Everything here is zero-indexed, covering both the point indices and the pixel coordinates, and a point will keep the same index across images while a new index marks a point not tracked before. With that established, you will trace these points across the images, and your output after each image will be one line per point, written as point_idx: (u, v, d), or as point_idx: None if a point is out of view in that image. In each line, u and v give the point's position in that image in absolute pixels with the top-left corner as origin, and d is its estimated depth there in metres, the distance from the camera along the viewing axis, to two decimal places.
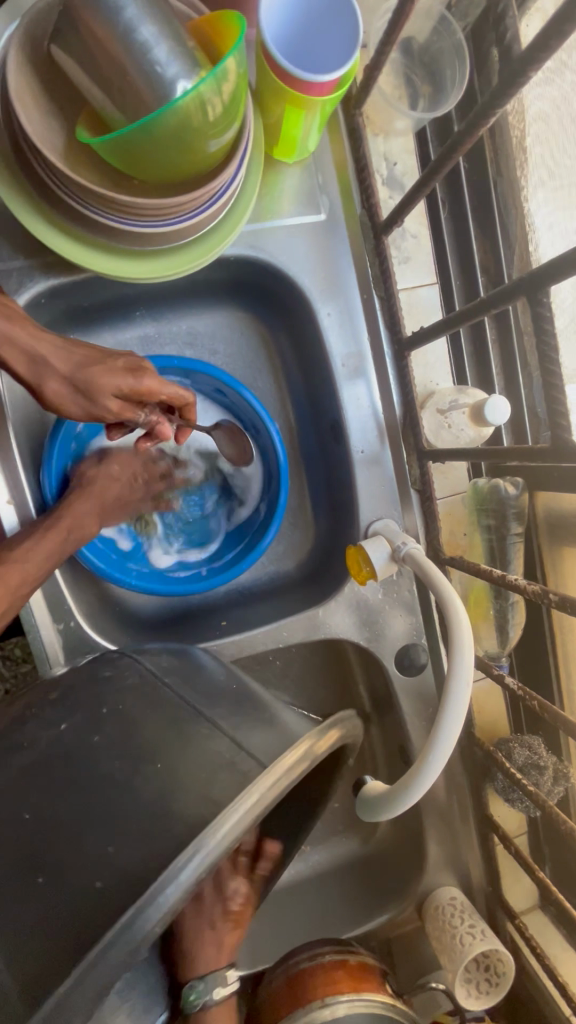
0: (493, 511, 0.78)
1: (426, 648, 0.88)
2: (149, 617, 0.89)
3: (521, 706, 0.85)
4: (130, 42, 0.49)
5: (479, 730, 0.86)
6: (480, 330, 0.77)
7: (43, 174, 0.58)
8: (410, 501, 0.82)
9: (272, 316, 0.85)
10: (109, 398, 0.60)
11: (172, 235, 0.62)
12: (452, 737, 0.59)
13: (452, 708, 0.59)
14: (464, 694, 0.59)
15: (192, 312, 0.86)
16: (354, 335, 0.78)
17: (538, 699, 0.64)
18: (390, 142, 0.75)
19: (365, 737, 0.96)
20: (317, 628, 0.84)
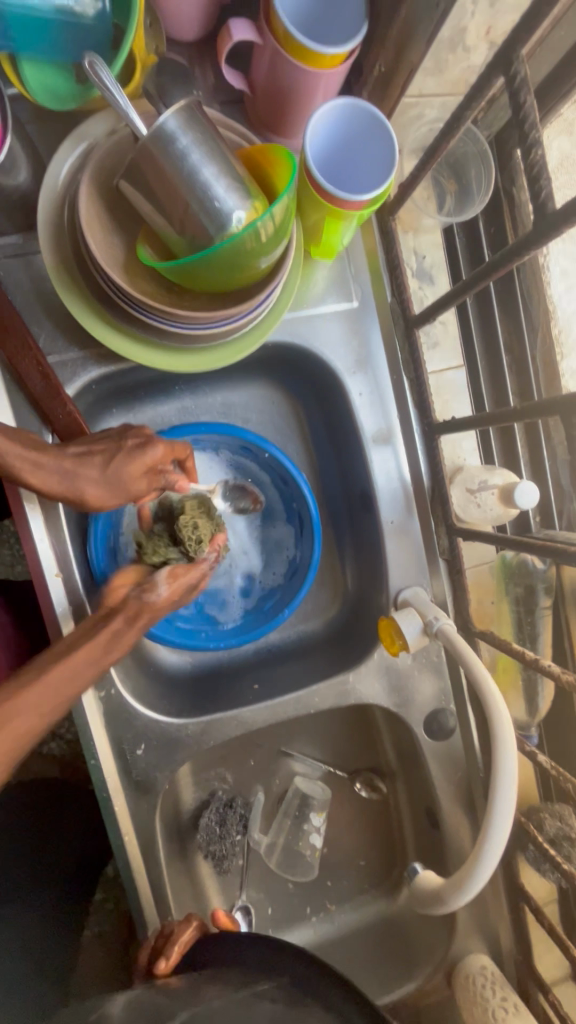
0: (521, 581, 0.81)
1: (454, 714, 0.90)
2: (183, 678, 0.92)
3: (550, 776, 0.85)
4: (194, 183, 0.54)
5: None
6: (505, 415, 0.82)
7: (104, 284, 0.63)
8: (439, 569, 0.85)
9: (303, 390, 0.90)
10: (133, 480, 0.64)
11: (218, 334, 0.67)
12: (504, 807, 0.63)
13: (503, 796, 0.63)
14: (511, 785, 0.63)
15: (227, 388, 0.90)
16: (384, 413, 0.82)
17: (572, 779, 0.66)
18: (419, 238, 0.80)
19: (391, 795, 1.04)
20: (347, 694, 0.87)
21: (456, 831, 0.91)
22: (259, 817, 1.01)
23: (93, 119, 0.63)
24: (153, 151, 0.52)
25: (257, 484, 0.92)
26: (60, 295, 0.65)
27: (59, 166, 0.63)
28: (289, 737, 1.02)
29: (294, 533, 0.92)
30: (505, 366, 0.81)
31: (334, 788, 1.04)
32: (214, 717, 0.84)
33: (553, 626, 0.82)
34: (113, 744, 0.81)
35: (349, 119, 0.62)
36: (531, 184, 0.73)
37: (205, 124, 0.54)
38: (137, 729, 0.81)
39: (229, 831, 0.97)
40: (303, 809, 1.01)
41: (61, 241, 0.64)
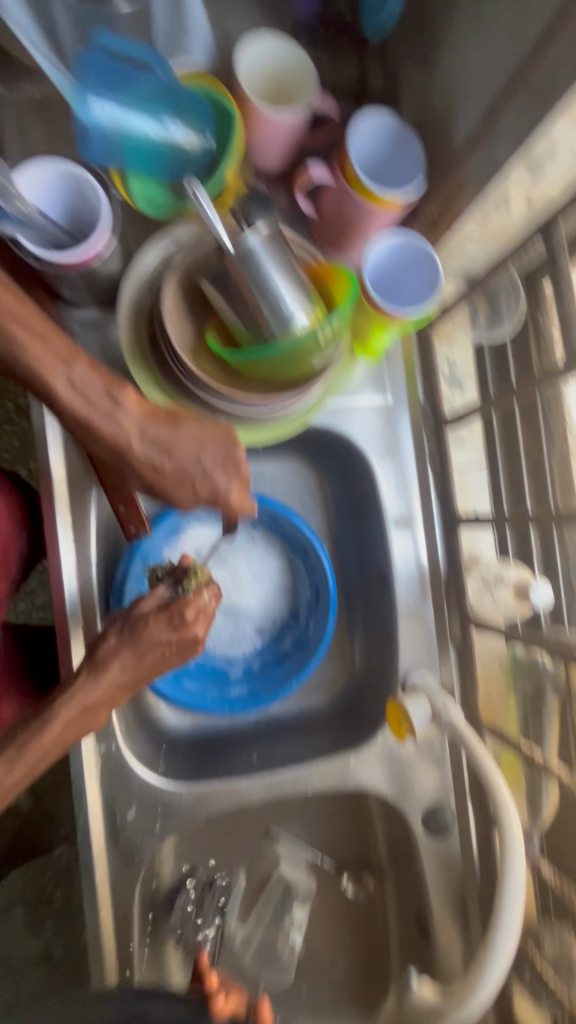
0: (529, 679, 0.81)
1: (454, 812, 0.87)
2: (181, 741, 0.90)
3: (550, 894, 0.77)
4: (268, 289, 0.63)
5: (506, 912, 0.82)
6: None
7: (170, 361, 0.70)
8: (449, 656, 0.86)
9: (331, 468, 0.96)
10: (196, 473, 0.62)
11: (266, 415, 0.73)
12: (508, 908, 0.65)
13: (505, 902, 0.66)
14: (512, 888, 0.66)
15: (259, 461, 0.96)
16: (406, 500, 0.88)
17: None
18: (452, 349, 0.88)
19: (379, 895, 0.98)
20: (347, 777, 0.85)
21: (447, 943, 0.86)
22: (237, 906, 0.95)
23: (180, 224, 0.73)
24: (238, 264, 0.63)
25: (278, 553, 0.95)
26: (132, 371, 0.73)
27: (145, 259, 0.72)
28: (279, 818, 0.98)
29: (309, 604, 0.94)
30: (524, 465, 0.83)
31: (319, 881, 0.99)
32: (211, 785, 0.83)
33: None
34: (104, 805, 0.79)
35: (403, 248, 0.73)
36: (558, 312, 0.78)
37: (282, 247, 0.64)
38: (131, 790, 0.80)
39: (205, 917, 0.91)
40: (286, 901, 0.96)
41: (139, 323, 0.73)
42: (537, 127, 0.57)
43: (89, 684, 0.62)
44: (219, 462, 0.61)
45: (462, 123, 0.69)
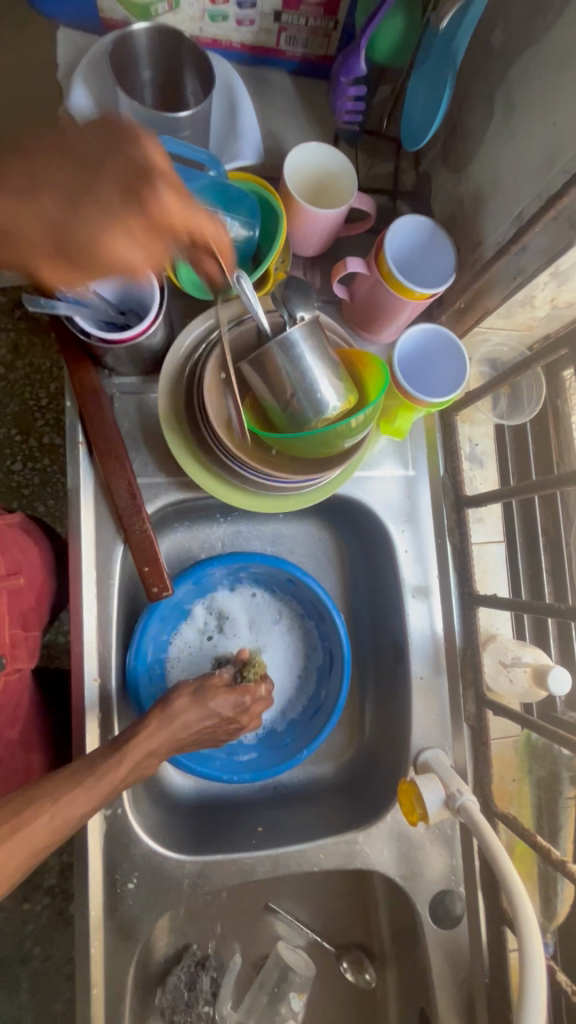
0: (545, 765, 0.81)
1: (463, 899, 0.84)
2: (185, 804, 0.88)
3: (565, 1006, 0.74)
4: (305, 378, 0.65)
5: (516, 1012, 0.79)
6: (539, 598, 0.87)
7: (205, 433, 0.73)
8: (462, 734, 0.85)
9: (350, 534, 0.97)
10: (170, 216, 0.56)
11: (294, 489, 0.76)
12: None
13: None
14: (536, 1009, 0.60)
15: (277, 523, 0.98)
16: (424, 571, 0.89)
17: None
18: (473, 429, 0.92)
19: (379, 984, 0.95)
20: (354, 855, 0.83)
21: None
22: (231, 986, 0.91)
23: (223, 305, 0.78)
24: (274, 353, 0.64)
25: (293, 617, 0.96)
26: (168, 439, 0.76)
27: (187, 335, 0.76)
28: (279, 892, 0.94)
29: (322, 670, 0.94)
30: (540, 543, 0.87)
31: (318, 961, 0.95)
32: (213, 860, 0.80)
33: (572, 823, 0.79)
34: (105, 872, 0.77)
35: (432, 338, 0.77)
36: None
37: (320, 336, 0.67)
38: (133, 859, 0.78)
39: (197, 1001, 0.88)
40: (282, 984, 0.91)
41: (177, 394, 0.76)
42: (566, 247, 0.62)
43: (158, 731, 0.69)
44: (156, 216, 0.56)
45: (492, 230, 0.74)
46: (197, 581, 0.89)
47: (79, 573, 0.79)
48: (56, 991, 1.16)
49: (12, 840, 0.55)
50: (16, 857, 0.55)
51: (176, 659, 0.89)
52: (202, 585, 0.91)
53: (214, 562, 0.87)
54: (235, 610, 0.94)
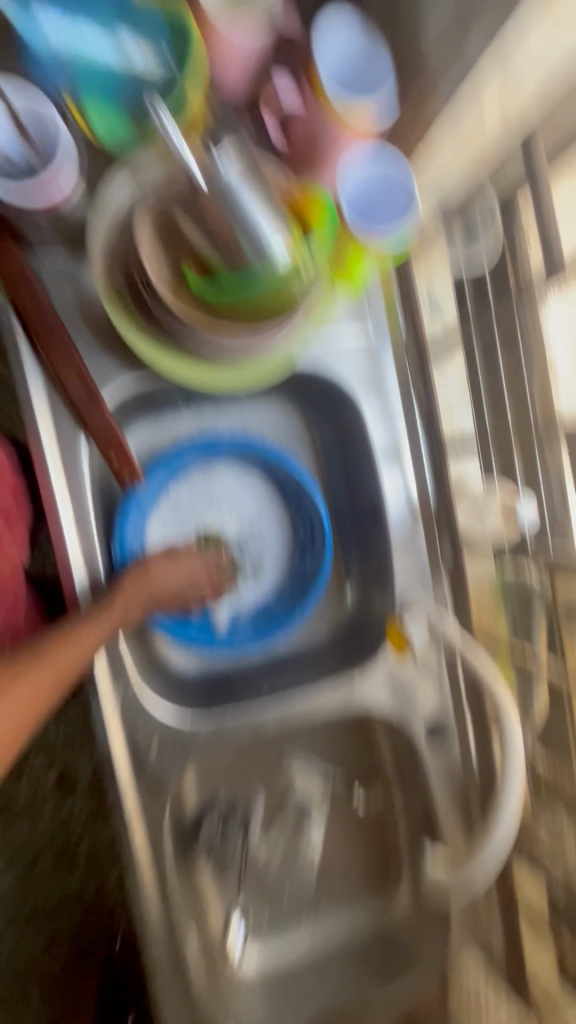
0: (517, 593, 0.87)
1: (453, 720, 0.94)
2: (191, 678, 0.95)
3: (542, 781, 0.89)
4: (244, 214, 0.65)
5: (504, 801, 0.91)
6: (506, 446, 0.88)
7: (150, 302, 0.70)
8: (442, 579, 0.92)
9: (316, 407, 0.97)
10: None
11: (250, 353, 0.74)
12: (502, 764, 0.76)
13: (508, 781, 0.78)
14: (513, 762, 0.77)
15: (241, 405, 0.96)
16: (393, 434, 0.90)
17: None
18: (430, 276, 0.88)
19: (388, 807, 1.07)
20: (352, 695, 0.91)
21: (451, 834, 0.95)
22: (258, 821, 1.01)
23: (145, 155, 0.70)
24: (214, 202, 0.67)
25: (271, 495, 0.97)
26: (112, 316, 0.73)
27: (114, 198, 0.71)
28: (290, 740, 1.03)
29: (305, 543, 0.97)
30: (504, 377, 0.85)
31: (331, 793, 1.07)
32: (226, 715, 0.90)
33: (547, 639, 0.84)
34: (128, 738, 0.84)
35: (377, 171, 0.72)
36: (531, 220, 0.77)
37: (258, 178, 0.67)
38: (152, 724, 0.86)
39: (231, 834, 0.98)
40: (302, 815, 1.03)
41: (114, 266, 0.73)
42: None
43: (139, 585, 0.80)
44: None
45: None
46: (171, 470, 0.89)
47: (46, 471, 0.77)
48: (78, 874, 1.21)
49: (44, 666, 0.68)
50: (47, 677, 0.67)
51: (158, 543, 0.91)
52: (174, 470, 0.90)
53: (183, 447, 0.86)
54: (213, 497, 0.95)
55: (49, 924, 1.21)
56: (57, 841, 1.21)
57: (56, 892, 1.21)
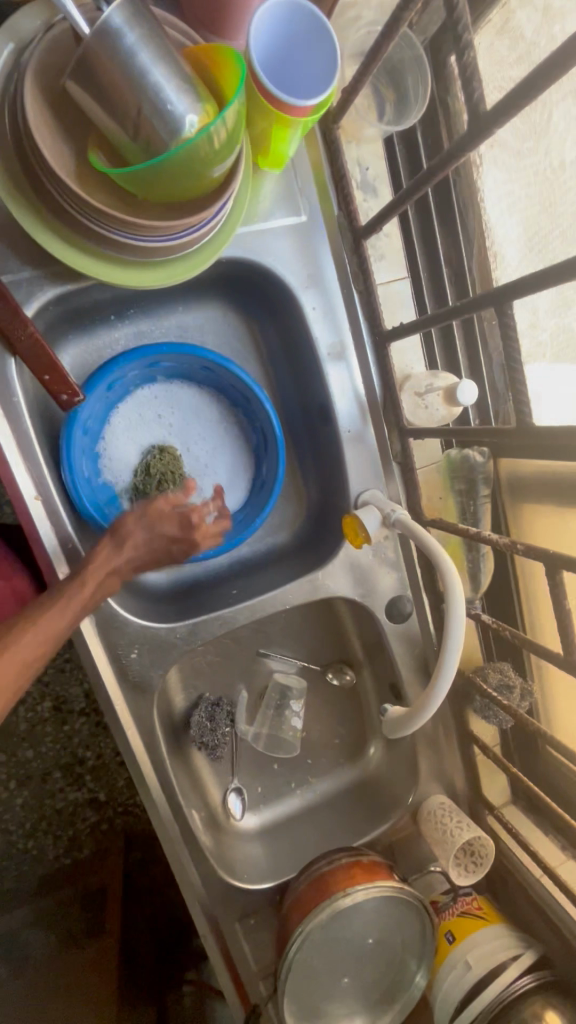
0: (464, 476, 0.92)
1: (411, 599, 1.02)
2: (162, 592, 0.99)
3: (491, 636, 1.01)
4: (145, 82, 0.55)
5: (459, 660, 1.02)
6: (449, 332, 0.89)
7: (53, 192, 0.63)
8: (392, 472, 0.94)
9: (256, 309, 0.93)
10: None
11: (176, 248, 0.68)
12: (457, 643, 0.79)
13: (452, 646, 0.80)
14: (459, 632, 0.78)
15: (181, 312, 0.92)
16: (336, 325, 0.87)
17: (508, 628, 0.82)
18: (361, 147, 0.83)
19: (359, 682, 1.20)
20: (317, 588, 0.96)
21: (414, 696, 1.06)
22: (244, 711, 1.13)
23: (23, 13, 0.62)
24: (98, 51, 0.53)
25: (220, 410, 0.97)
26: (14, 211, 0.65)
27: None
28: (267, 639, 1.14)
29: (259, 452, 0.97)
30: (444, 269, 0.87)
31: (308, 678, 1.18)
32: (199, 620, 0.91)
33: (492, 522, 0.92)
34: (108, 651, 0.88)
35: (293, 18, 0.63)
36: (463, 91, 0.76)
37: (150, 22, 0.55)
38: (129, 635, 0.88)
39: (219, 724, 1.09)
40: (283, 699, 1.14)
41: (3, 149, 0.63)
42: None
43: (112, 553, 0.75)
44: None
45: None
46: (116, 384, 0.87)
47: None
48: (83, 781, 1.31)
49: (18, 644, 0.61)
50: (28, 661, 0.61)
51: (111, 469, 0.89)
52: (117, 398, 0.90)
53: (122, 358, 0.83)
54: (161, 413, 0.93)
55: (64, 829, 1.31)
56: (61, 759, 1.29)
57: (64, 799, 1.30)
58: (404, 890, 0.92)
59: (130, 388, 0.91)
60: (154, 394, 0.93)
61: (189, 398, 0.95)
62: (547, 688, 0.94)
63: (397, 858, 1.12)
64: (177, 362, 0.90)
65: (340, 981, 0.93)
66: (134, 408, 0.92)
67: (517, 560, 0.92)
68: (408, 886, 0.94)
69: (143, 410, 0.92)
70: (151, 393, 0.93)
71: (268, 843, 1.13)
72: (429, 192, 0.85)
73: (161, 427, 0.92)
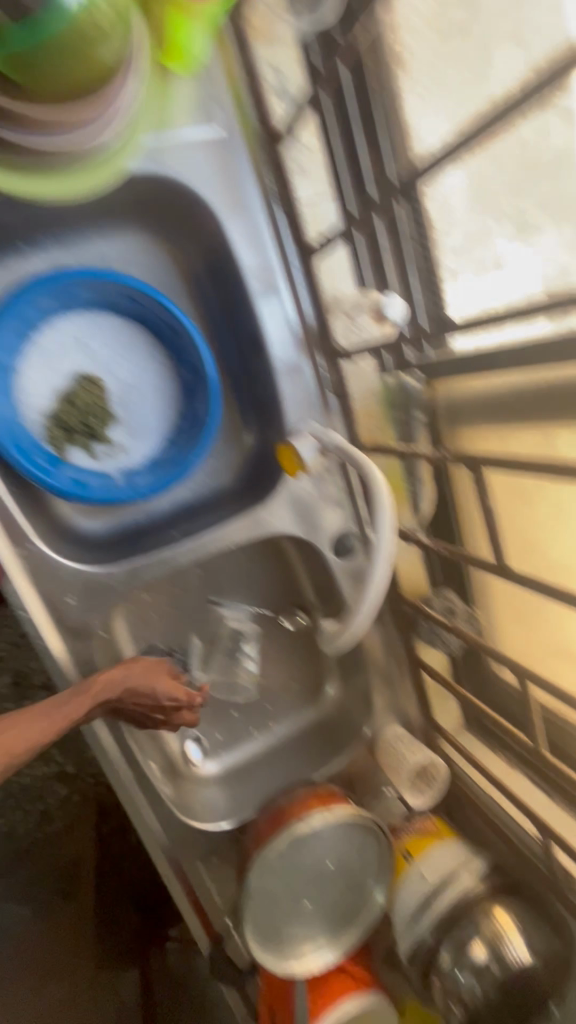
0: (399, 402, 0.89)
1: (357, 532, 1.00)
2: (101, 540, 0.96)
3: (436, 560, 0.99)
4: None
5: (404, 587, 1.05)
6: (377, 244, 0.83)
7: None
8: (329, 402, 0.95)
9: (179, 235, 0.89)
10: None
11: (79, 143, 0.74)
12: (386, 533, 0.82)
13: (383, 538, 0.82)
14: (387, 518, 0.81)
15: (103, 238, 0.87)
16: (263, 249, 0.87)
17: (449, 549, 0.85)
18: (275, 50, 0.79)
19: (314, 627, 1.19)
20: (259, 526, 0.94)
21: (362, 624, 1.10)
22: (199, 658, 1.12)
23: None
24: None
25: (148, 341, 0.93)
26: None
27: None
28: (218, 588, 1.13)
29: (193, 390, 0.95)
30: (366, 162, 0.79)
31: (262, 624, 1.18)
32: (140, 564, 0.88)
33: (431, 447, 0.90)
34: (43, 596, 0.86)
35: None
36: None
37: None
38: (63, 579, 0.86)
39: (173, 672, 1.07)
40: (235, 642, 1.15)
41: None
42: None
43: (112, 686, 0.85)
44: None
45: None
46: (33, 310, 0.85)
47: None
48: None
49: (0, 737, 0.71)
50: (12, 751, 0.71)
51: (34, 402, 0.87)
52: (34, 325, 0.87)
53: (40, 283, 0.82)
54: (86, 347, 0.90)
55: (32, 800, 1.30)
56: None
57: None
58: (361, 815, 0.93)
59: (49, 320, 0.88)
60: (75, 327, 0.89)
61: (114, 333, 0.91)
62: (490, 610, 0.94)
63: (356, 786, 1.16)
64: (98, 292, 0.87)
65: (302, 904, 0.97)
66: (55, 341, 0.88)
67: (454, 471, 0.89)
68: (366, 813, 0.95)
69: (66, 344, 0.89)
70: (72, 326, 0.89)
71: (230, 789, 1.13)
72: (345, 77, 0.76)
73: (86, 361, 0.90)
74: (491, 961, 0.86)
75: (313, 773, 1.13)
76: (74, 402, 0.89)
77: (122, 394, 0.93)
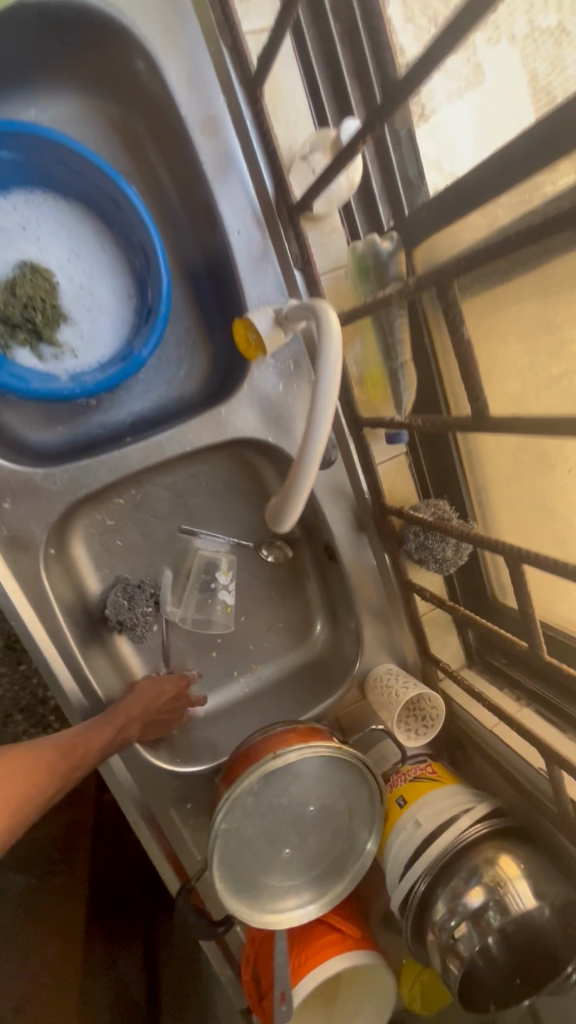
0: (372, 270, 0.76)
1: (334, 442, 0.92)
2: (56, 449, 0.90)
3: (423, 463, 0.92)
4: None
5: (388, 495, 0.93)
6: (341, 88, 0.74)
7: None
8: (295, 281, 0.83)
9: (121, 97, 0.82)
10: None
11: None
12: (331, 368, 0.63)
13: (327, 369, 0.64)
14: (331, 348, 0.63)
15: (42, 105, 0.82)
16: (207, 97, 0.77)
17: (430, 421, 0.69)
18: None
19: (298, 560, 1.09)
20: (222, 428, 0.85)
21: (347, 548, 0.98)
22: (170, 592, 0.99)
23: None
24: None
25: (91, 225, 0.83)
26: None
27: None
28: (189, 515, 1.02)
29: (145, 274, 0.84)
30: None
31: (240, 557, 1.05)
32: (85, 461, 0.82)
33: (409, 320, 0.78)
34: None
35: None
36: None
37: None
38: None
39: (139, 601, 0.96)
40: (210, 577, 1.01)
41: None
42: None
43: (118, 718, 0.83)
44: None
45: None
46: None
47: None
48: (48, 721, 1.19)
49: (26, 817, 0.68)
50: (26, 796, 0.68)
51: None
52: None
53: None
54: (24, 223, 0.80)
55: None
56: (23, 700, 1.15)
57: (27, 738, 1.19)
58: (343, 748, 0.82)
59: None
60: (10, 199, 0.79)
61: (55, 208, 0.81)
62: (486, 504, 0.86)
63: (346, 730, 1.05)
64: (32, 155, 0.76)
65: (282, 852, 0.87)
66: None
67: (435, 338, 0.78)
68: (350, 750, 0.83)
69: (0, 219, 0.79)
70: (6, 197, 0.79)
71: (208, 732, 1.04)
72: None
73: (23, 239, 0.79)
74: (488, 906, 0.75)
75: (296, 715, 1.02)
76: (14, 289, 0.77)
77: (68, 279, 0.82)
